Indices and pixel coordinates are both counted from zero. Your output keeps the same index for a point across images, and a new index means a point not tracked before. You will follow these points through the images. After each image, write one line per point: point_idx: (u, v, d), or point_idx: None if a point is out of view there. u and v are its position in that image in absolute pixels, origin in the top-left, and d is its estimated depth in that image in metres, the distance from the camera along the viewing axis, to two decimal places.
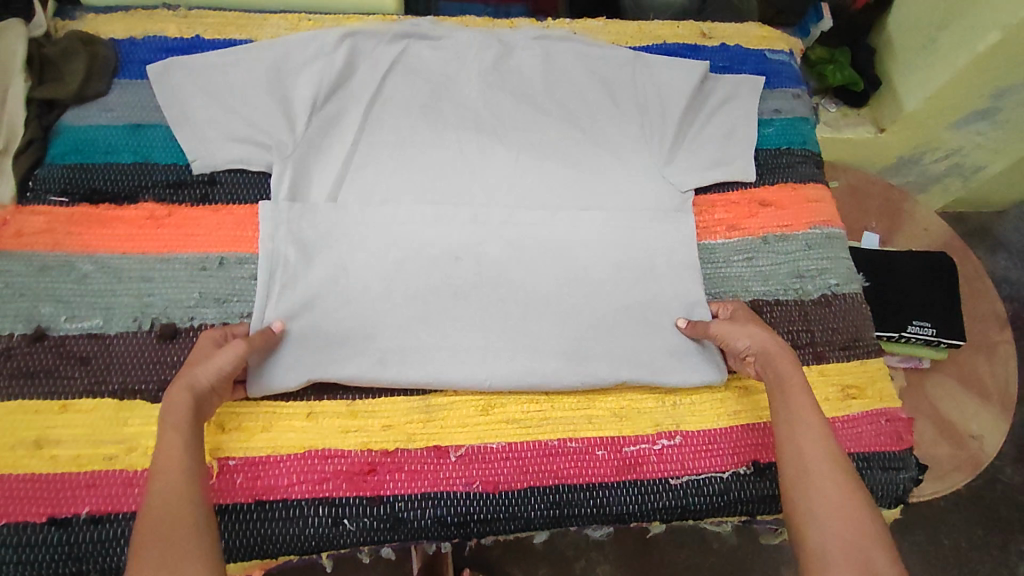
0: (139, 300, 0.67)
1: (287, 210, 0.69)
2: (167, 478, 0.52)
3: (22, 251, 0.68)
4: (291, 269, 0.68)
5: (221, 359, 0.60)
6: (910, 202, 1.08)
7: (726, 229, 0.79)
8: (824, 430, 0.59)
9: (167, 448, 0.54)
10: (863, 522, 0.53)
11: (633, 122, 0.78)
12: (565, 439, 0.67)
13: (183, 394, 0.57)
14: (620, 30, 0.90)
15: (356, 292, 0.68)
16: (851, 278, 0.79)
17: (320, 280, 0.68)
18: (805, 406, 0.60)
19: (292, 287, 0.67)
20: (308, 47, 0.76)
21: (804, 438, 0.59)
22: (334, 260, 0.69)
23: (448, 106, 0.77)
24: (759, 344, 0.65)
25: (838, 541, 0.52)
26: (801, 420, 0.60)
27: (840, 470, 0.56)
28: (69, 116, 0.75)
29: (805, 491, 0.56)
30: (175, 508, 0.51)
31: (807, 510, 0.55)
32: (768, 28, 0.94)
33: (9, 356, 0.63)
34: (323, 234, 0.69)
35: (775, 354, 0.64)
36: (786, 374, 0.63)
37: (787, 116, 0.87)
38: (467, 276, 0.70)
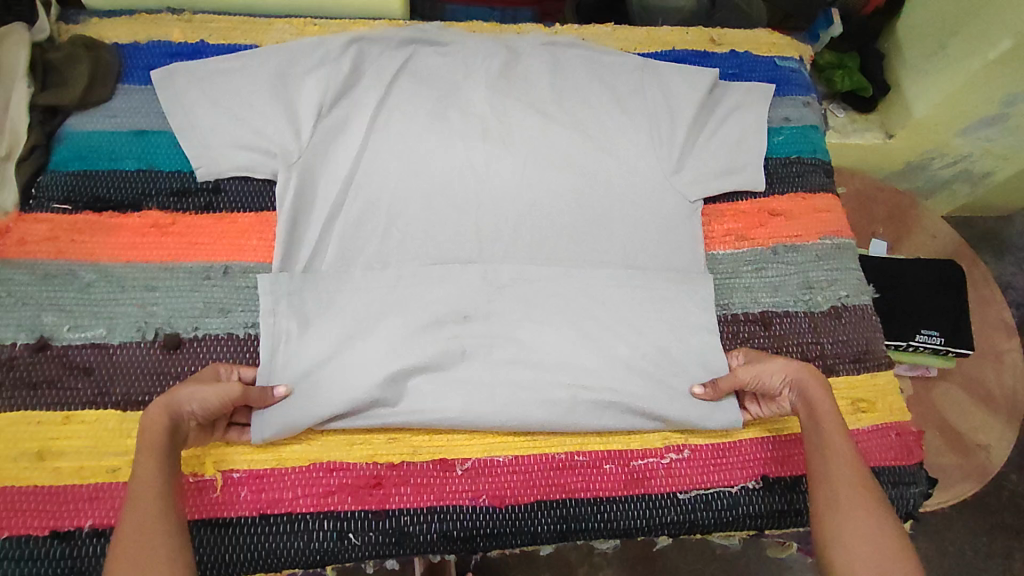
0: (142, 310, 0.66)
1: (288, 283, 0.67)
2: (138, 512, 0.52)
3: (25, 259, 0.67)
4: (291, 344, 0.66)
5: (209, 394, 0.58)
6: (918, 209, 1.08)
7: (735, 239, 0.78)
8: (851, 454, 0.60)
9: (142, 477, 0.53)
10: (889, 548, 0.54)
11: (641, 132, 0.77)
12: (572, 453, 0.67)
13: (162, 418, 0.56)
14: (628, 37, 0.89)
15: (360, 363, 0.65)
16: (861, 290, 0.78)
17: (319, 356, 0.65)
18: (834, 433, 0.61)
19: (293, 360, 0.65)
20: (314, 53, 0.76)
21: (830, 464, 0.60)
22: (336, 333, 0.66)
23: (455, 113, 0.76)
24: (792, 369, 0.65)
25: (863, 566, 0.54)
26: (829, 446, 0.60)
27: (866, 496, 0.57)
28: (73, 122, 0.74)
29: (831, 515, 0.57)
30: (146, 546, 0.50)
31: (835, 536, 0.56)
32: (778, 35, 0.93)
33: (11, 367, 0.63)
34: (325, 305, 0.68)
35: (805, 379, 0.64)
36: (816, 401, 0.63)
37: (797, 124, 0.86)
38: (474, 293, 0.69)
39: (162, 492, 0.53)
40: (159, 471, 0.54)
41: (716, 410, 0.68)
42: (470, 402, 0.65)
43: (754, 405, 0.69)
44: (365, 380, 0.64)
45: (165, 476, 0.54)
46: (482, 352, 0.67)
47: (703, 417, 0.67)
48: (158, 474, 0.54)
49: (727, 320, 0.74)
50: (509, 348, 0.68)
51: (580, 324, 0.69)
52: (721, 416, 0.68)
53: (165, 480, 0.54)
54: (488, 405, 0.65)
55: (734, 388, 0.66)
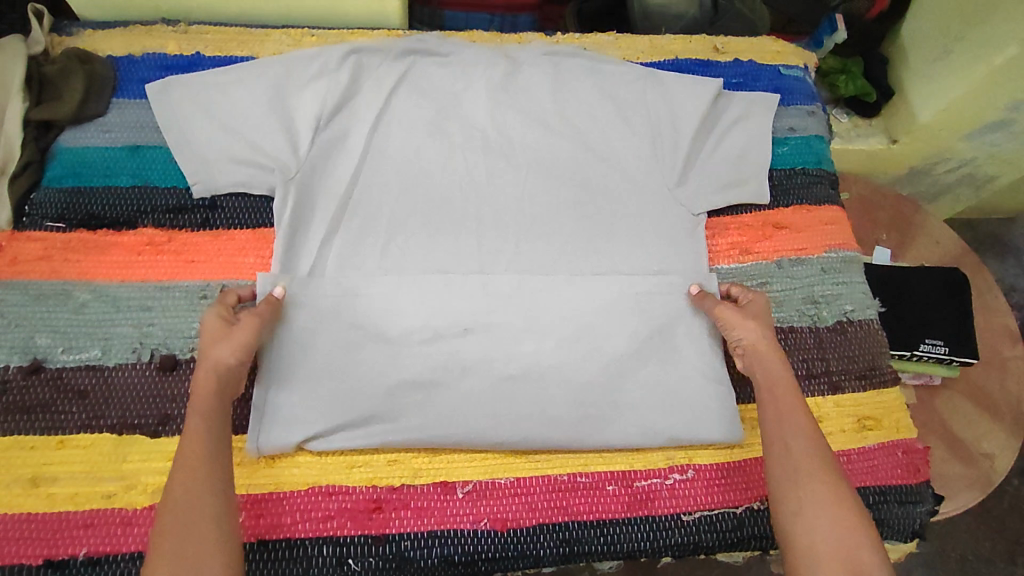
0: (137, 330, 0.65)
1: (288, 282, 0.66)
2: (186, 470, 0.53)
3: (18, 280, 0.66)
4: (292, 346, 0.65)
5: (243, 335, 0.60)
6: (921, 216, 1.07)
7: (739, 253, 0.77)
8: (810, 425, 0.59)
9: (190, 438, 0.54)
10: (849, 517, 0.54)
11: (644, 145, 0.77)
12: (575, 474, 0.66)
13: (210, 386, 0.57)
14: (630, 45, 0.88)
15: (363, 380, 0.65)
16: (867, 304, 0.77)
17: (320, 367, 0.65)
18: (790, 403, 0.60)
19: (292, 376, 0.64)
20: (311, 64, 0.75)
21: (789, 435, 0.59)
22: (337, 338, 0.66)
23: (455, 125, 0.76)
24: (747, 328, 0.66)
25: (825, 538, 0.53)
26: (786, 416, 0.60)
27: (827, 466, 0.57)
28: (66, 138, 0.73)
29: (791, 486, 0.56)
30: (193, 504, 0.51)
31: (793, 507, 0.55)
32: (782, 42, 0.92)
33: (5, 390, 0.62)
34: (325, 309, 0.66)
35: (760, 344, 0.65)
36: (772, 371, 0.63)
37: (802, 134, 0.85)
38: (475, 306, 0.68)
39: (212, 451, 0.54)
40: (211, 432, 0.55)
41: (719, 427, 0.67)
42: (472, 422, 0.64)
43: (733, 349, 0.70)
44: (366, 393, 0.64)
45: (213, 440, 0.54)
46: (484, 368, 0.66)
47: (705, 438, 0.67)
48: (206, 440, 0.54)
49: None
50: (512, 363, 0.67)
51: (583, 336, 0.68)
52: (725, 437, 0.67)
53: (215, 441, 0.54)
54: (490, 424, 0.64)
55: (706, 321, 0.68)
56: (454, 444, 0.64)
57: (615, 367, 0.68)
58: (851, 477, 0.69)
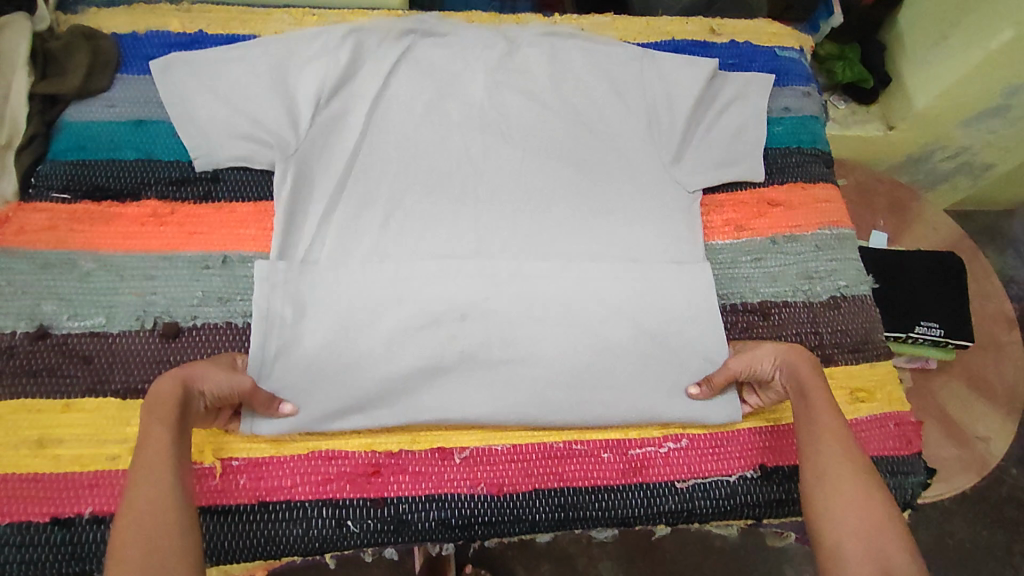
0: (141, 299, 0.66)
1: (284, 271, 0.67)
2: (150, 476, 0.51)
3: (24, 248, 0.67)
4: (289, 329, 0.65)
5: (221, 377, 0.59)
6: (918, 201, 1.08)
7: (734, 229, 0.78)
8: (844, 432, 0.59)
9: (152, 446, 0.52)
10: (882, 519, 0.53)
11: (641, 123, 0.78)
12: (571, 441, 0.67)
13: (175, 398, 0.55)
14: (628, 26, 0.89)
15: (361, 358, 0.65)
16: (861, 279, 0.77)
17: (317, 349, 0.65)
18: (825, 412, 0.61)
19: (288, 350, 0.65)
20: (314, 44, 0.76)
21: (823, 441, 0.59)
22: (334, 321, 0.66)
23: (453, 104, 0.78)
24: (787, 350, 0.66)
25: (853, 539, 0.53)
26: (819, 423, 0.60)
27: (859, 472, 0.56)
28: (72, 112, 0.74)
29: (820, 488, 0.57)
30: (159, 510, 0.49)
31: (822, 509, 0.56)
32: (778, 24, 0.93)
33: (11, 355, 0.63)
34: (321, 295, 0.67)
35: (797, 361, 0.65)
36: (807, 382, 0.63)
37: (797, 114, 0.86)
38: (472, 293, 0.69)
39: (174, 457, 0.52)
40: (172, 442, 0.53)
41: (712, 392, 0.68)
42: (470, 395, 0.65)
43: (753, 395, 0.69)
44: (365, 371, 0.65)
45: (177, 448, 0.53)
46: (482, 345, 0.67)
47: (699, 408, 0.68)
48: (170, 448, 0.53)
49: (727, 310, 0.74)
50: (510, 338, 0.68)
51: (581, 312, 0.69)
52: (720, 407, 0.68)
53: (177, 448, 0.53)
54: (487, 394, 0.66)
55: (729, 380, 0.66)
56: (451, 422, 0.65)
57: (613, 342, 0.69)
58: None
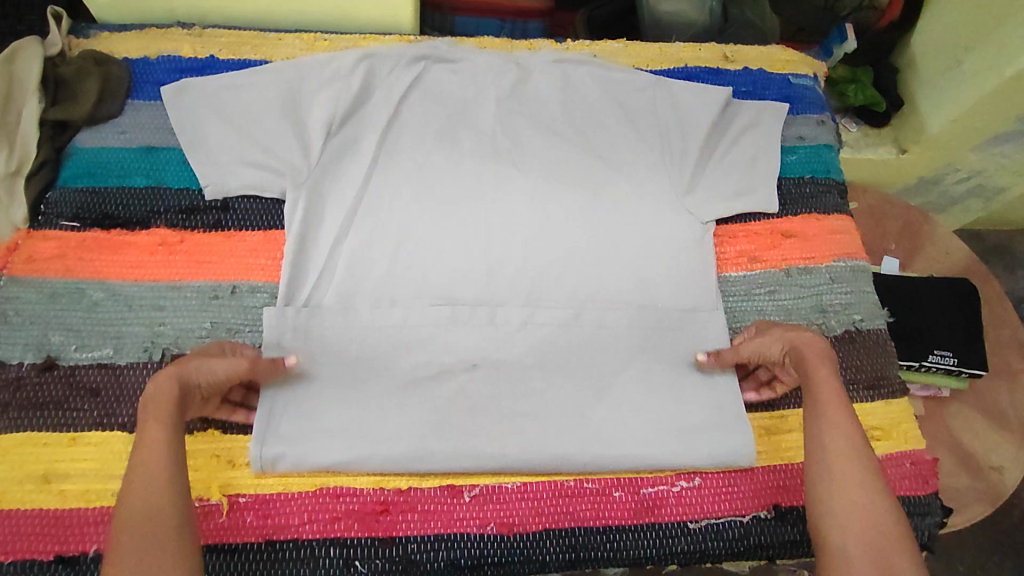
0: (150, 330, 0.66)
1: (293, 317, 0.67)
2: (146, 481, 0.52)
3: (32, 277, 0.67)
4: (291, 383, 0.64)
5: (218, 365, 0.58)
6: (930, 224, 1.08)
7: (747, 260, 0.77)
8: (853, 428, 0.59)
9: (148, 446, 0.53)
10: (886, 521, 0.54)
11: (653, 150, 0.79)
12: (582, 479, 0.65)
13: (173, 395, 0.56)
14: (640, 52, 0.88)
15: (367, 412, 0.64)
16: (875, 313, 0.76)
17: (323, 397, 0.64)
18: (836, 407, 0.60)
19: (296, 400, 0.64)
20: (326, 69, 0.77)
21: (831, 439, 0.59)
22: (342, 368, 0.66)
23: (465, 133, 0.78)
24: (795, 333, 0.65)
25: (855, 540, 0.53)
26: (829, 420, 0.59)
27: (869, 472, 0.56)
28: (82, 137, 0.74)
29: (822, 488, 0.57)
30: (154, 512, 0.51)
31: (825, 509, 0.56)
32: (792, 51, 0.91)
33: (18, 387, 0.62)
34: (331, 341, 0.66)
35: (807, 350, 0.64)
36: (818, 377, 0.62)
37: (811, 143, 0.85)
38: (484, 347, 0.68)
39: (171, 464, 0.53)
40: (169, 449, 0.53)
41: (728, 430, 0.67)
42: (478, 430, 0.65)
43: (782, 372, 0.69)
44: (375, 422, 0.64)
45: (171, 448, 0.53)
46: (492, 377, 0.67)
47: (713, 450, 0.66)
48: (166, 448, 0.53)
49: None
50: (519, 367, 0.68)
51: (591, 341, 0.70)
52: (734, 447, 0.66)
53: (173, 454, 0.53)
54: (496, 427, 0.65)
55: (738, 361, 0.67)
56: (460, 467, 0.63)
57: (621, 371, 0.69)
58: None
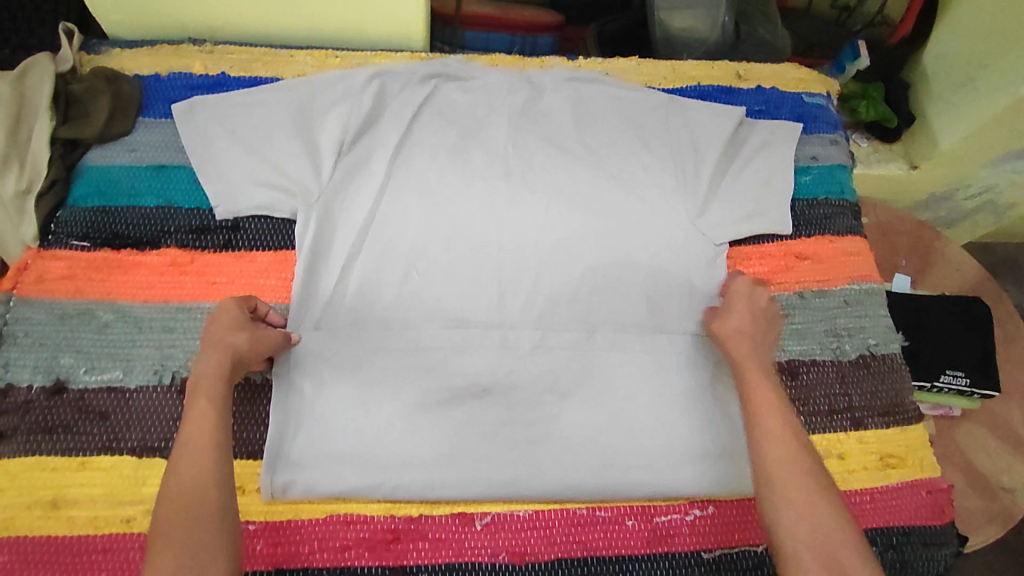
0: (159, 352, 0.65)
1: (305, 340, 0.66)
2: (193, 456, 0.53)
3: (42, 298, 0.66)
4: (304, 405, 0.64)
5: (264, 337, 0.61)
6: (939, 241, 1.07)
7: (760, 283, 0.77)
8: (794, 432, 0.59)
9: (198, 420, 0.55)
10: (831, 523, 0.53)
11: (666, 169, 0.78)
12: (594, 508, 0.65)
13: (223, 371, 0.58)
14: (652, 70, 0.87)
15: (381, 435, 0.64)
16: (890, 337, 0.76)
17: (335, 421, 0.64)
18: (773, 412, 0.60)
19: (308, 424, 0.64)
20: (337, 87, 0.77)
21: (773, 445, 0.58)
22: (353, 392, 0.65)
23: (477, 152, 0.77)
24: (732, 330, 0.67)
25: (804, 548, 0.52)
26: (767, 426, 0.59)
27: (812, 476, 0.56)
28: (93, 156, 0.74)
29: (769, 499, 0.56)
30: (202, 489, 0.52)
31: (774, 520, 0.55)
32: (805, 69, 0.91)
33: (27, 410, 0.62)
34: (342, 365, 0.66)
35: (740, 352, 0.65)
36: (750, 383, 0.62)
37: (824, 163, 0.84)
38: (497, 372, 0.68)
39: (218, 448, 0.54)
40: (217, 433, 0.55)
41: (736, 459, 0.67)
42: (489, 457, 0.65)
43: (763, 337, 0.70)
44: (388, 445, 0.64)
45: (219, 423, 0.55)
46: (503, 401, 0.67)
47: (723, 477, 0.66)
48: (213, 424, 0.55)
49: None
50: (531, 392, 0.68)
51: (603, 364, 0.69)
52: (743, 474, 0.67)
53: (218, 429, 0.55)
54: (507, 452, 0.65)
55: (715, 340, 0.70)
56: (472, 493, 0.63)
57: (633, 395, 0.69)
58: (875, 516, 0.67)
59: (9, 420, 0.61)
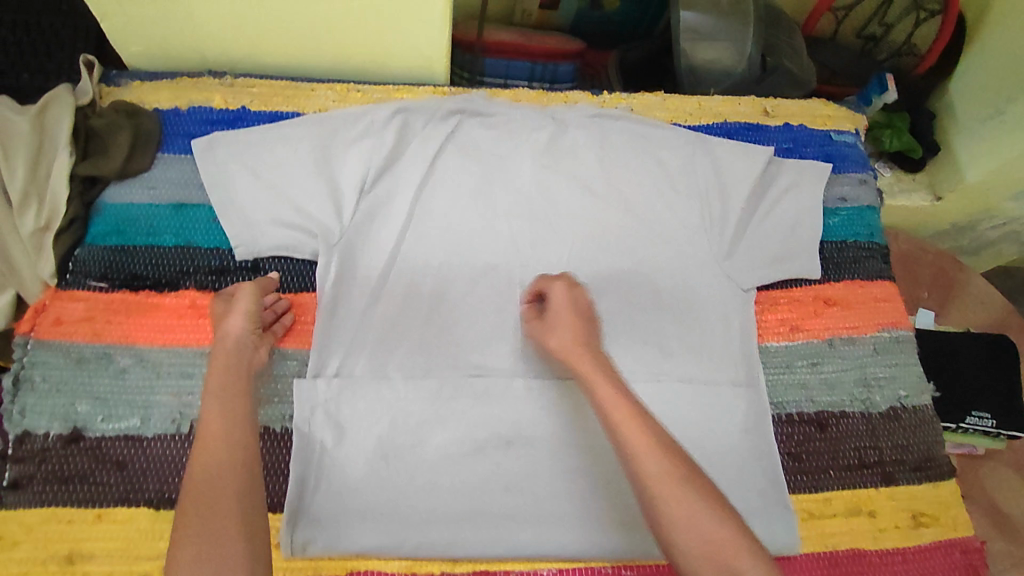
0: (178, 399, 0.64)
1: (325, 389, 0.65)
2: (214, 444, 0.54)
3: (59, 341, 0.65)
4: (326, 457, 0.63)
5: (242, 303, 0.63)
6: (963, 271, 1.04)
7: (789, 330, 0.75)
8: (652, 434, 0.54)
9: (217, 413, 0.56)
10: (718, 528, 0.49)
11: (693, 211, 0.76)
12: (619, 566, 0.63)
13: (224, 357, 0.60)
14: (678, 106, 0.85)
15: (402, 486, 0.63)
16: (921, 388, 0.74)
17: (356, 473, 0.63)
18: (622, 417, 0.55)
19: (328, 478, 0.62)
20: (360, 122, 0.75)
21: (642, 454, 0.53)
22: (373, 442, 0.64)
23: (500, 191, 0.75)
24: (569, 342, 0.62)
25: (693, 557, 0.49)
26: (629, 436, 0.54)
27: (685, 481, 0.52)
28: (111, 193, 0.72)
29: (648, 508, 0.52)
30: (223, 475, 0.52)
31: (660, 530, 0.51)
32: (833, 105, 0.89)
33: (43, 459, 0.61)
34: (363, 414, 0.65)
35: (581, 364, 0.60)
36: (604, 397, 0.57)
37: (853, 205, 0.82)
38: (518, 422, 0.67)
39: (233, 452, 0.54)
40: (233, 432, 0.55)
41: (762, 516, 0.66)
42: (510, 509, 0.63)
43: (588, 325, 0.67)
44: (409, 496, 0.63)
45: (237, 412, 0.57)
46: (525, 451, 0.66)
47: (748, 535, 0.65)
48: (230, 416, 0.56)
49: (782, 422, 0.70)
50: (555, 443, 0.66)
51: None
52: (772, 533, 0.65)
53: (234, 417, 0.56)
54: (529, 504, 0.64)
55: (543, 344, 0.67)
56: (494, 548, 0.62)
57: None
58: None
59: (25, 468, 0.60)
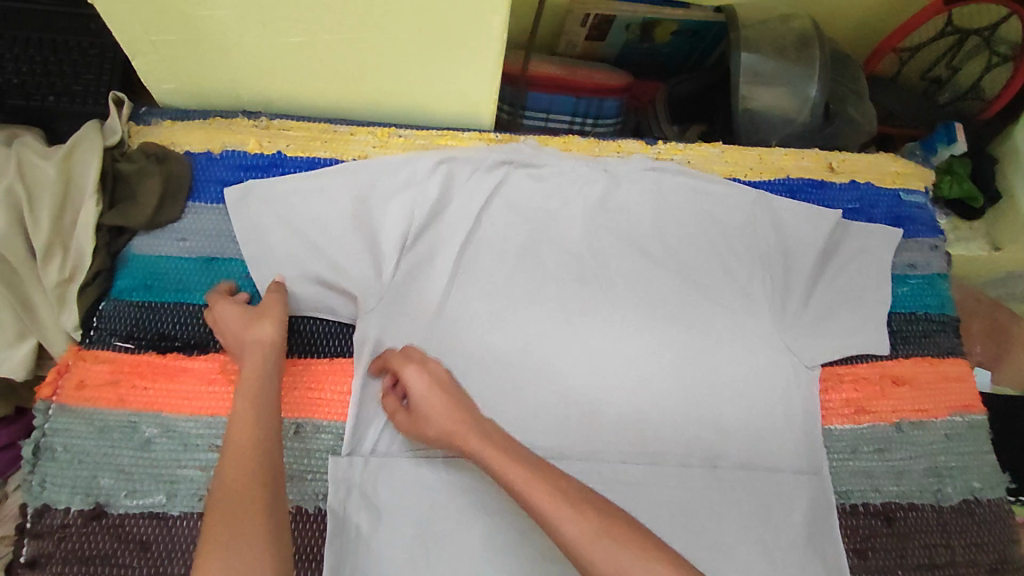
0: (205, 475, 0.60)
1: (361, 468, 0.62)
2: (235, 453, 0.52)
3: (82, 407, 0.61)
4: (363, 543, 0.60)
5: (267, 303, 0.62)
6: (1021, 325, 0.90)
7: (854, 412, 0.69)
8: (560, 489, 0.50)
9: (241, 422, 0.54)
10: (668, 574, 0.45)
11: (754, 278, 0.72)
12: None
13: (258, 362, 0.59)
14: (738, 159, 0.79)
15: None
16: (997, 479, 0.69)
17: (393, 562, 0.59)
18: (520, 476, 0.52)
19: (362, 566, 0.59)
20: (401, 172, 0.70)
21: (556, 512, 0.49)
22: (412, 526, 0.61)
23: (548, 251, 0.71)
24: (450, 425, 0.58)
25: None
26: (535, 499, 0.50)
27: (606, 533, 0.47)
28: (139, 243, 0.68)
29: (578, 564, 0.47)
30: (248, 480, 0.50)
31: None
32: (902, 161, 0.83)
33: (63, 537, 0.58)
34: (401, 497, 0.62)
35: (470, 440, 0.56)
36: (494, 463, 0.53)
37: (923, 272, 0.77)
38: None
39: (262, 447, 0.53)
40: (256, 436, 0.53)
41: None
42: None
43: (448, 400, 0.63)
44: None
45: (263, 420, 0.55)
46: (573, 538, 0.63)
47: None
48: (257, 425, 0.54)
49: (846, 513, 0.66)
50: None
51: (673, 501, 0.65)
52: None
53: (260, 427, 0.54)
54: None
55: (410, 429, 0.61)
56: None
57: (711, 534, 0.64)
58: None
59: (43, 546, 0.57)
